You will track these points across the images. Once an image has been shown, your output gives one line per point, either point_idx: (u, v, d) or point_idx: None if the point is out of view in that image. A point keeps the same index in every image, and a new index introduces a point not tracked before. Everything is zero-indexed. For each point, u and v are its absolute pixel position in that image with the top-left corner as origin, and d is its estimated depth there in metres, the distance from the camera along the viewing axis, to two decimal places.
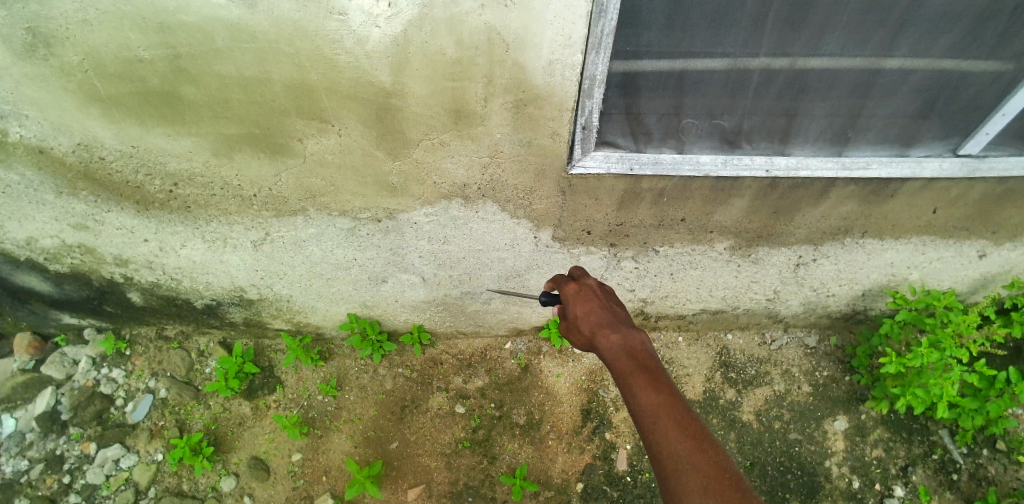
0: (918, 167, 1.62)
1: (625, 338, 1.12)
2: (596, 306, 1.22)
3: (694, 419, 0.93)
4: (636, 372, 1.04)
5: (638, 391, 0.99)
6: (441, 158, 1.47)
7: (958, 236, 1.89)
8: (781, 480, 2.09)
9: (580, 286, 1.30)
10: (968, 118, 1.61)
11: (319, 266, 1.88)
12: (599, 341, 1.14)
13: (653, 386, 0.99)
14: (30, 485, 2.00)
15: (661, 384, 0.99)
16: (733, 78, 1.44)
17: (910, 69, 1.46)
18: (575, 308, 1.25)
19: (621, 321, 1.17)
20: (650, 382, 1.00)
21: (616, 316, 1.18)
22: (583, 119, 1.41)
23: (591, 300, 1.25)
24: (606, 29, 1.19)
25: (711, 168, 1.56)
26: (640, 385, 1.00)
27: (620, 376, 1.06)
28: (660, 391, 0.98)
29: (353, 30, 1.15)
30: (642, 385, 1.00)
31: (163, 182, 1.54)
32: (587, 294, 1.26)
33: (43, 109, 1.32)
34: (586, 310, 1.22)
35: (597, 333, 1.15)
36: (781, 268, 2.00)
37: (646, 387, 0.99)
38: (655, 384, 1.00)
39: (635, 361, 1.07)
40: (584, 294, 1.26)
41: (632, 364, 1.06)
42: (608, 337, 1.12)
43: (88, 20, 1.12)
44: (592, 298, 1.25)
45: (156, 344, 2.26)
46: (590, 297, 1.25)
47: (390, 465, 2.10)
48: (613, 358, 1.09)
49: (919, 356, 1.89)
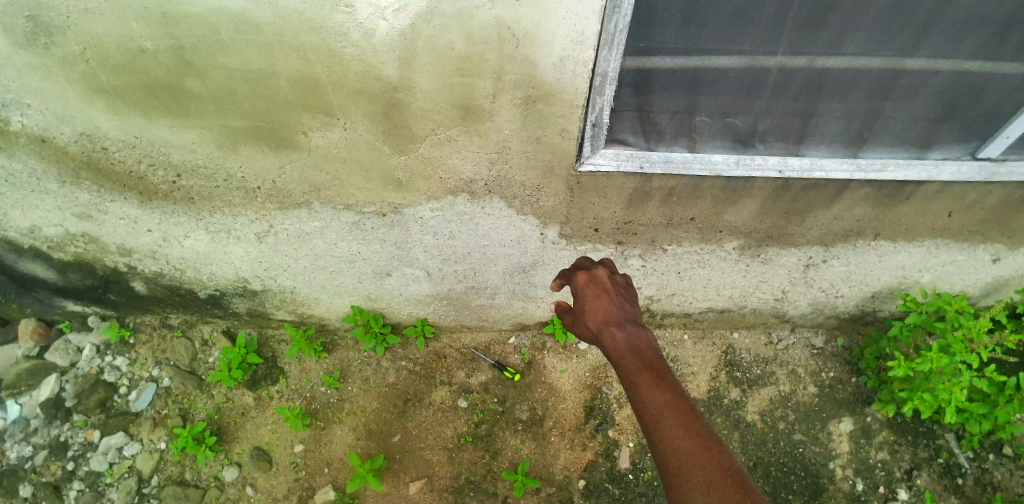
0: (935, 170, 1.59)
1: (630, 336, 1.10)
2: (605, 301, 1.20)
3: (700, 417, 0.91)
4: (641, 369, 1.02)
5: (642, 389, 0.97)
6: (448, 154, 1.45)
7: (972, 241, 1.86)
8: (784, 481, 2.08)
9: (590, 279, 1.27)
10: (988, 122, 1.57)
11: (323, 258, 1.86)
12: (606, 337, 1.12)
13: (658, 385, 0.97)
14: (34, 471, 2.02)
15: (666, 383, 0.97)
16: (749, 78, 1.40)
17: (933, 71, 1.42)
18: (584, 303, 1.22)
19: (629, 318, 1.15)
20: (655, 380, 0.98)
21: (623, 313, 1.16)
22: (594, 116, 1.38)
23: (600, 295, 1.23)
24: (620, 25, 1.16)
25: (723, 168, 1.53)
26: (645, 382, 0.98)
27: (625, 373, 1.04)
28: (665, 389, 0.96)
29: (360, 23, 1.12)
30: (647, 383, 0.98)
31: (166, 172, 1.52)
32: (596, 288, 1.24)
33: (45, 98, 1.30)
34: (595, 305, 1.20)
35: (603, 329, 1.13)
36: (791, 269, 1.98)
37: (650, 384, 0.97)
38: (660, 382, 0.98)
39: (640, 358, 1.05)
40: (594, 289, 1.24)
41: (639, 362, 1.04)
42: (615, 334, 1.10)
43: (90, 10, 1.09)
44: (601, 293, 1.23)
45: (160, 333, 2.25)
46: (599, 292, 1.23)
47: (392, 458, 2.11)
48: (619, 355, 1.08)
49: (929, 360, 1.86)
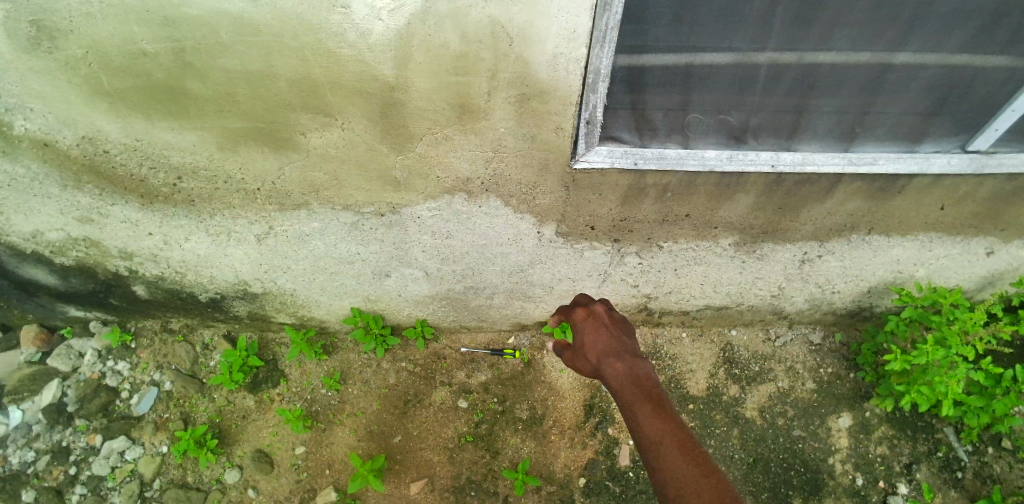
0: (926, 163, 1.61)
1: (630, 367, 1.12)
2: (604, 335, 1.22)
3: (697, 447, 0.92)
4: (641, 399, 1.04)
5: (642, 418, 0.99)
6: (444, 153, 1.47)
7: (965, 234, 1.87)
8: (784, 477, 2.09)
9: (589, 314, 1.30)
10: (977, 115, 1.60)
11: (323, 259, 1.88)
12: (606, 367, 1.15)
13: (658, 414, 0.98)
14: (37, 476, 2.03)
15: (666, 412, 0.99)
16: (740, 74, 1.43)
17: (921, 65, 1.45)
18: (584, 337, 1.25)
19: (628, 351, 1.17)
20: (654, 409, 1.00)
21: (623, 345, 1.19)
22: (588, 114, 1.40)
23: (599, 329, 1.25)
24: (612, 23, 1.19)
25: (716, 164, 1.54)
26: (645, 412, 1.00)
27: (625, 403, 1.05)
28: (664, 419, 0.97)
29: (356, 24, 1.14)
30: (646, 412, 0.99)
31: (167, 175, 1.54)
32: (596, 323, 1.27)
33: (48, 101, 1.33)
34: (594, 339, 1.22)
35: (603, 361, 1.16)
36: (787, 265, 1.99)
37: (651, 412, 0.99)
38: (659, 412, 0.99)
39: (640, 388, 1.06)
40: (593, 324, 1.26)
41: (640, 392, 1.06)
42: (615, 365, 1.12)
43: (92, 14, 1.12)
44: (601, 327, 1.25)
45: (161, 337, 2.27)
46: (598, 327, 1.26)
47: (393, 459, 2.11)
48: (618, 385, 1.09)
49: (925, 353, 1.86)
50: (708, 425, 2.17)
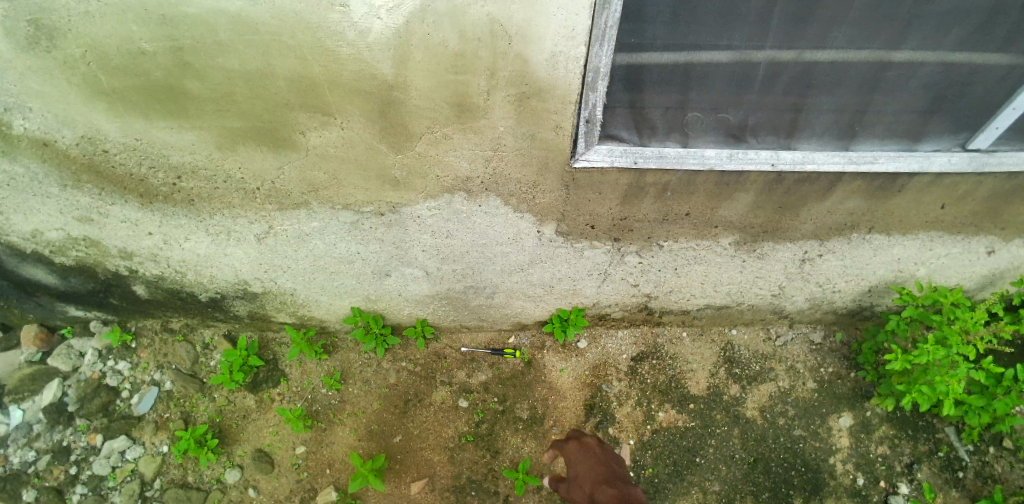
0: (926, 162, 1.60)
1: (619, 492, 1.61)
2: (593, 464, 1.75)
3: None
4: None
5: None
6: (444, 152, 1.47)
7: (966, 233, 1.87)
8: (785, 477, 2.08)
9: (581, 445, 1.85)
10: (977, 113, 1.60)
11: (323, 259, 1.87)
12: (597, 491, 1.63)
13: None
14: (37, 476, 2.03)
15: None
16: (739, 72, 1.43)
17: (919, 63, 1.45)
18: (577, 469, 1.76)
19: (614, 478, 1.69)
20: None
21: (609, 473, 1.70)
22: (587, 112, 1.40)
23: (589, 459, 1.78)
24: (610, 21, 1.19)
25: (716, 162, 1.54)
26: None
27: None
28: None
29: (355, 22, 1.14)
30: None
31: (166, 175, 1.54)
32: (585, 452, 1.81)
33: (46, 101, 1.33)
34: (586, 470, 1.74)
35: (597, 487, 1.64)
36: (787, 264, 1.99)
37: None
38: None
39: None
40: (582, 453, 1.80)
41: None
42: (607, 491, 1.61)
43: (90, 12, 1.12)
44: (591, 457, 1.79)
45: (161, 336, 2.27)
46: (589, 456, 1.79)
47: (394, 458, 2.11)
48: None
49: (925, 353, 1.85)
50: (709, 425, 2.17)
